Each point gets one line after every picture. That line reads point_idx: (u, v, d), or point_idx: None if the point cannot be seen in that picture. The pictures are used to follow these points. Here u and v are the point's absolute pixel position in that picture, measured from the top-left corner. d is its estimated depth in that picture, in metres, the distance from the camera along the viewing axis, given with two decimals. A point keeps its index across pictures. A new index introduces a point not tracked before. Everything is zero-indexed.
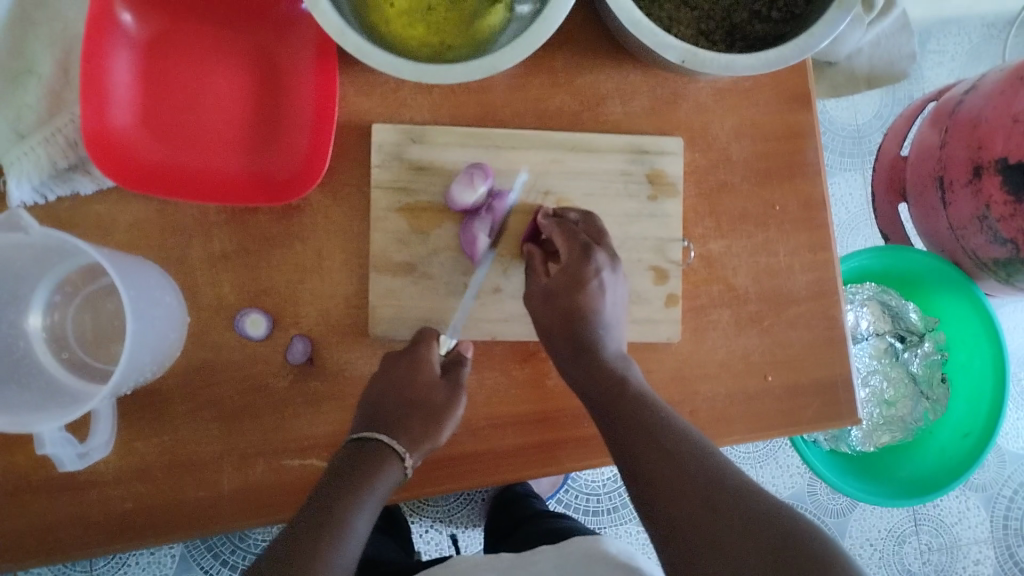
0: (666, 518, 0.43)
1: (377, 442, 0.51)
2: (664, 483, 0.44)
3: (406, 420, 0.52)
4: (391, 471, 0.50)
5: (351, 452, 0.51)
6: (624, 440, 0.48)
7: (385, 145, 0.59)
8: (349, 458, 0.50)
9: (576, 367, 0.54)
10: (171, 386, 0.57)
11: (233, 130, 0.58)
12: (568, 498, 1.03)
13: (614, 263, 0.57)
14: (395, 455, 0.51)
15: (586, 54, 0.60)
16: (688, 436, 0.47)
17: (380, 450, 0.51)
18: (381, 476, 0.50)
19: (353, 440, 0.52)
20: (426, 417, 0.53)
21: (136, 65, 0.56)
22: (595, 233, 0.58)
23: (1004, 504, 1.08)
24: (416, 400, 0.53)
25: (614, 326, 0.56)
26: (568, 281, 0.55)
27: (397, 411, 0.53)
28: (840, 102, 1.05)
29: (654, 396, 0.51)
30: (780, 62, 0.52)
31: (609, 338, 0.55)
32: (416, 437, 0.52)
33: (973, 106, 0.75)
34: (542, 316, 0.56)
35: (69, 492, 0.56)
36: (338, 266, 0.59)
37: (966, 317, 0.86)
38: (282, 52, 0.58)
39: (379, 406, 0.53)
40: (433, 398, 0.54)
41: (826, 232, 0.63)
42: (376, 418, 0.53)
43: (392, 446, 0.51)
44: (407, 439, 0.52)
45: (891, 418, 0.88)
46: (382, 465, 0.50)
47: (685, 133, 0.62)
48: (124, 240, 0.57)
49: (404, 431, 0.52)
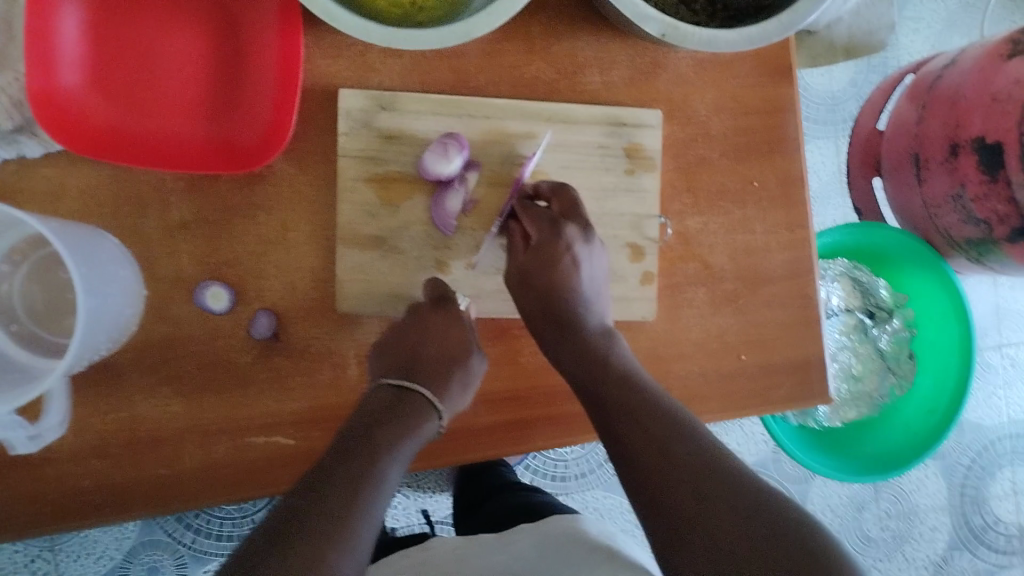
0: (646, 497, 0.42)
1: (419, 394, 0.50)
2: (641, 465, 0.43)
3: (444, 376, 0.52)
4: (429, 425, 0.49)
5: (392, 399, 0.49)
6: (609, 420, 0.47)
7: (353, 111, 0.56)
8: (390, 404, 0.49)
9: (559, 346, 0.53)
10: (126, 362, 0.55)
11: (191, 92, 0.55)
12: (536, 464, 1.02)
13: (587, 235, 0.55)
14: (434, 409, 0.50)
15: (565, 19, 0.58)
16: (668, 414, 0.46)
17: (419, 402, 0.49)
18: (420, 428, 0.48)
19: (392, 385, 0.50)
20: (460, 376, 0.53)
21: (85, 19, 0.52)
22: (568, 207, 0.56)
23: (961, 473, 1.11)
24: (457, 359, 0.53)
25: (594, 299, 0.55)
26: (540, 259, 0.54)
27: (437, 365, 0.52)
28: (816, 69, 1.04)
29: (637, 368, 0.51)
30: (765, 37, 0.50)
31: (590, 312, 0.54)
32: (452, 396, 0.52)
33: (953, 82, 0.75)
34: (520, 298, 0.54)
35: (20, 471, 0.53)
36: (303, 238, 0.57)
37: (935, 294, 0.86)
38: (243, 10, 0.54)
39: (418, 357, 0.52)
40: (469, 360, 0.53)
41: (803, 209, 0.62)
42: (415, 366, 0.51)
43: (431, 400, 0.50)
44: (444, 396, 0.51)
45: (859, 394, 0.88)
46: (421, 418, 0.49)
47: (664, 105, 0.60)
48: (75, 207, 0.54)
49: (443, 389, 0.51)
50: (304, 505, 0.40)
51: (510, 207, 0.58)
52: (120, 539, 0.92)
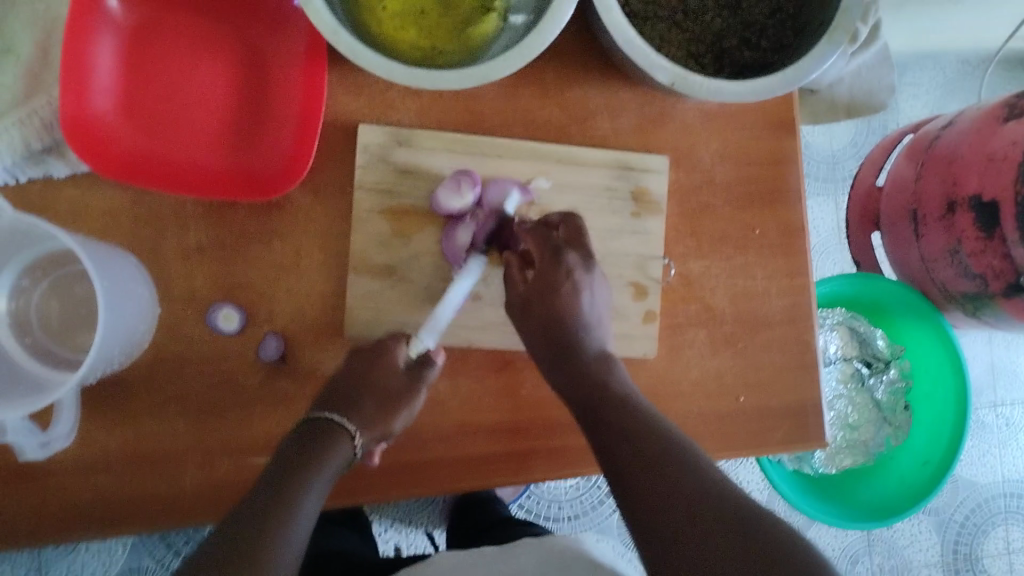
0: (645, 525, 0.42)
1: (330, 420, 0.52)
2: (639, 494, 0.44)
3: (362, 403, 0.53)
4: (342, 449, 0.51)
5: (305, 430, 0.51)
6: (608, 444, 0.47)
7: (371, 146, 0.58)
8: (303, 435, 0.51)
9: (562, 372, 0.53)
10: (136, 378, 0.56)
11: (216, 122, 0.57)
12: (530, 504, 1.03)
13: (587, 264, 0.57)
14: (346, 433, 0.52)
15: (578, 67, 0.60)
16: (667, 440, 0.46)
17: (331, 428, 0.52)
18: (333, 454, 0.51)
19: (307, 418, 0.53)
20: (382, 402, 0.54)
21: (119, 50, 0.55)
22: (573, 233, 0.57)
23: (955, 529, 1.11)
24: (379, 387, 0.54)
25: (597, 322, 0.56)
26: (540, 289, 0.55)
27: (358, 393, 0.54)
28: (816, 129, 1.07)
29: (631, 387, 0.52)
30: (768, 90, 0.52)
31: (591, 331, 0.56)
32: (371, 419, 0.54)
33: (950, 141, 0.77)
34: (521, 327, 0.56)
35: (25, 481, 0.54)
36: (316, 265, 0.58)
37: (932, 347, 0.88)
38: (271, 46, 0.57)
39: (337, 391, 0.54)
40: (394, 387, 0.55)
41: (803, 258, 0.64)
42: (330, 398, 0.54)
43: (343, 425, 0.52)
44: (359, 420, 0.53)
45: (855, 442, 0.89)
46: (333, 443, 0.51)
47: (671, 152, 0.62)
48: (97, 227, 0.55)
49: (358, 414, 0.53)
50: (214, 543, 0.42)
51: (494, 221, 0.59)
52: (108, 562, 0.92)
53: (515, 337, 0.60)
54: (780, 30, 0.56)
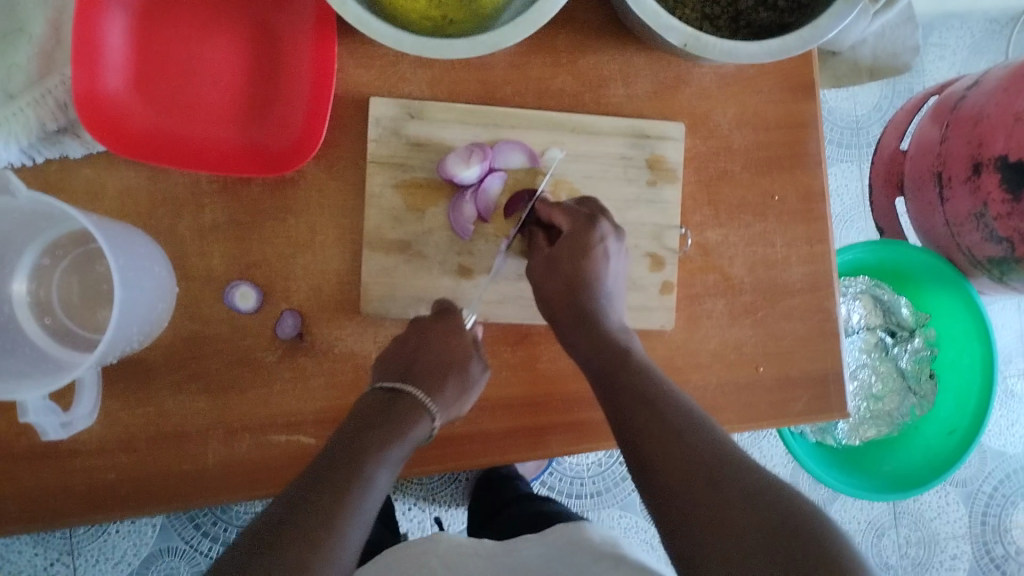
0: (660, 489, 0.42)
1: (410, 395, 0.50)
2: (654, 454, 0.44)
3: (442, 380, 0.52)
4: (422, 427, 0.49)
5: (383, 401, 0.50)
6: (625, 412, 0.47)
7: (383, 119, 0.58)
8: (381, 406, 0.49)
9: (576, 339, 0.53)
10: (157, 357, 0.56)
11: (227, 99, 0.57)
12: (553, 481, 1.03)
13: (618, 233, 0.56)
14: (426, 410, 0.50)
15: (590, 34, 0.59)
16: (688, 413, 0.46)
17: (412, 403, 0.50)
18: (413, 429, 0.48)
19: (384, 388, 0.51)
20: (457, 381, 0.53)
21: (130, 27, 0.55)
22: (597, 207, 0.57)
23: (983, 500, 1.09)
24: (454, 362, 0.53)
25: (610, 301, 0.55)
26: (569, 248, 0.54)
27: (434, 367, 0.52)
28: (839, 94, 1.05)
29: (647, 361, 0.51)
30: (785, 51, 0.51)
31: (609, 306, 0.55)
32: (447, 398, 0.52)
33: (977, 101, 0.75)
34: (545, 284, 0.55)
35: (50, 460, 0.55)
36: (331, 241, 0.58)
37: (957, 315, 0.86)
38: (280, 21, 0.56)
39: (415, 363, 0.52)
40: (469, 366, 0.54)
41: (824, 224, 0.63)
42: (409, 371, 0.52)
43: (424, 402, 0.50)
44: (437, 398, 0.51)
45: (878, 412, 0.88)
46: (413, 420, 0.49)
47: (687, 119, 0.61)
48: (114, 207, 0.56)
49: (439, 390, 0.51)
50: (291, 510, 0.41)
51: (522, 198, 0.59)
52: (139, 544, 0.94)
53: (532, 310, 0.60)
54: None
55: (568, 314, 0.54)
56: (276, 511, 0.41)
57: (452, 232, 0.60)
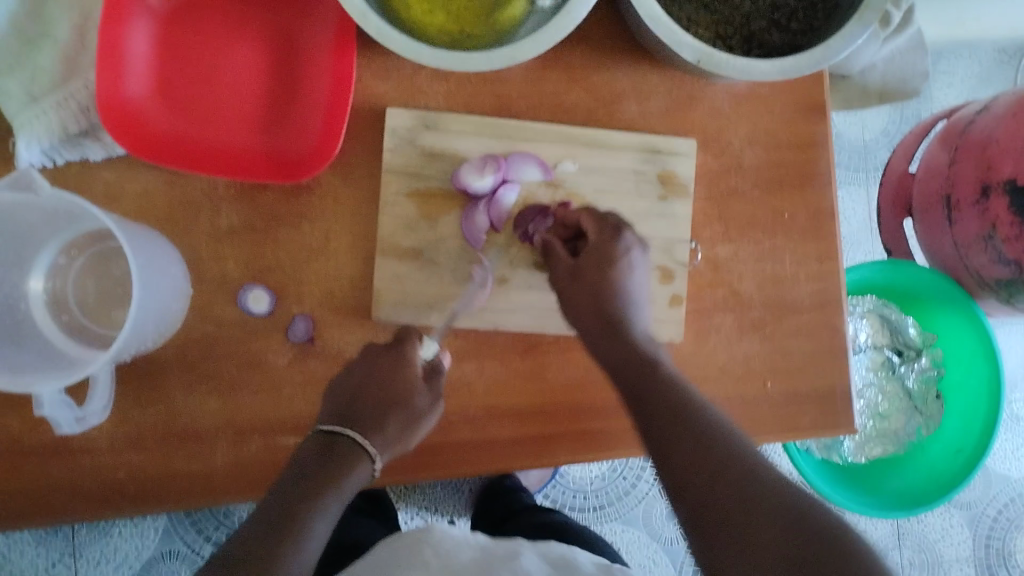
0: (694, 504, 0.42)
1: (347, 438, 0.49)
2: (683, 463, 0.44)
3: (383, 419, 0.51)
4: (361, 472, 0.48)
5: (320, 446, 0.48)
6: (651, 422, 0.48)
7: (398, 129, 0.59)
8: (317, 452, 0.48)
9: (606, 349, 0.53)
10: (169, 359, 0.57)
11: (247, 106, 0.57)
12: (555, 494, 1.03)
13: (644, 244, 0.56)
14: (366, 454, 0.49)
15: (604, 50, 0.60)
16: (717, 426, 0.46)
17: (348, 447, 0.49)
18: (350, 475, 0.47)
19: (323, 432, 0.49)
20: (399, 420, 0.52)
21: (153, 35, 0.56)
22: (624, 214, 0.57)
23: (987, 524, 1.09)
24: (398, 402, 0.52)
25: (639, 308, 0.55)
26: (597, 260, 0.54)
27: (375, 410, 0.51)
28: (849, 115, 1.05)
29: (671, 367, 0.51)
30: (796, 72, 0.52)
31: (637, 314, 0.55)
32: (388, 438, 0.51)
33: (985, 125, 0.75)
34: (570, 292, 0.55)
35: (62, 457, 0.56)
36: (344, 247, 0.59)
37: (963, 335, 0.86)
38: (301, 31, 0.57)
39: (356, 401, 0.51)
40: (411, 401, 0.53)
41: (833, 242, 0.63)
42: (350, 413, 0.50)
43: (362, 444, 0.49)
44: (379, 440, 0.50)
45: (885, 431, 0.88)
46: (350, 465, 0.48)
47: (698, 135, 0.62)
48: (132, 209, 0.57)
49: (378, 431, 0.50)
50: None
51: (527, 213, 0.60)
52: (141, 547, 0.94)
53: (542, 320, 0.60)
54: (812, 11, 0.55)
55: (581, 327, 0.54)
56: (209, 573, 0.40)
57: (464, 241, 0.61)
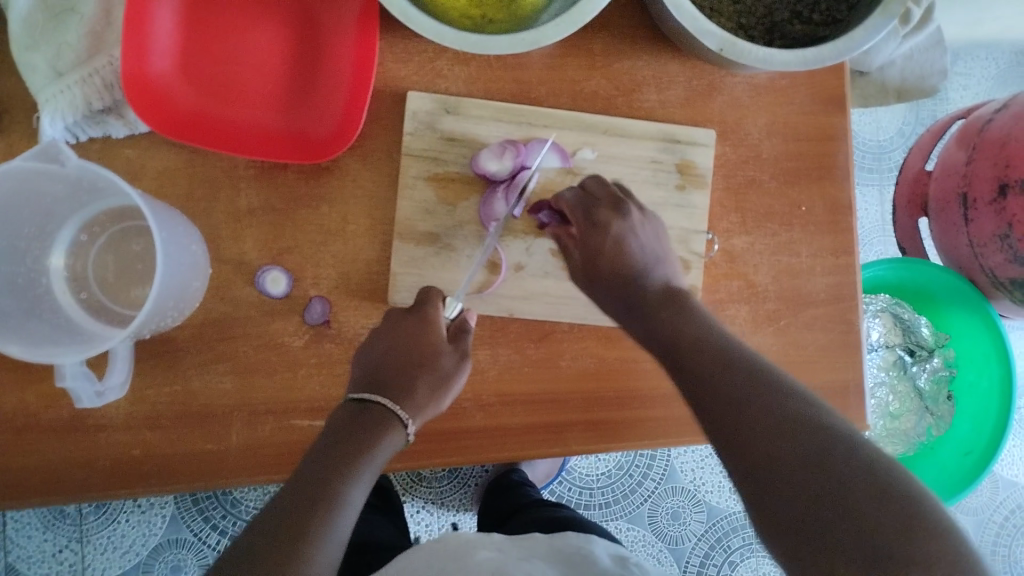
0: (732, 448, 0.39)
1: (377, 405, 0.48)
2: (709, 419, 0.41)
3: (413, 384, 0.50)
4: (395, 437, 0.47)
5: (351, 414, 0.47)
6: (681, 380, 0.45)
7: (419, 112, 0.59)
8: (348, 419, 0.47)
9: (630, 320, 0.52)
10: (185, 338, 0.57)
11: (269, 87, 0.58)
12: (561, 490, 1.03)
13: (645, 214, 0.57)
14: (396, 419, 0.48)
15: (625, 38, 0.60)
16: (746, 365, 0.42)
17: (380, 414, 0.47)
18: (383, 442, 0.46)
19: (352, 401, 0.48)
20: (431, 381, 0.50)
21: (178, 14, 0.56)
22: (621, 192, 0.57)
23: (994, 530, 1.08)
24: (425, 363, 0.50)
25: (655, 261, 0.54)
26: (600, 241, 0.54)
27: (401, 371, 0.50)
28: (864, 116, 1.05)
29: (709, 318, 0.48)
30: (818, 61, 0.52)
31: (655, 264, 0.54)
32: (420, 402, 0.50)
33: (1004, 124, 0.75)
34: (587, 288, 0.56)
35: (77, 433, 0.56)
36: (362, 230, 0.59)
37: (976, 335, 0.85)
38: (325, 13, 0.58)
39: (382, 368, 0.50)
40: (438, 362, 0.51)
41: (849, 236, 0.63)
42: (377, 379, 0.49)
43: (393, 410, 0.48)
44: (409, 405, 0.49)
45: (895, 431, 0.88)
46: (383, 431, 0.47)
47: (717, 126, 0.62)
48: (152, 187, 0.57)
49: (408, 397, 0.49)
50: (254, 549, 0.39)
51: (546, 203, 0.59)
52: (147, 535, 0.95)
53: (557, 307, 0.61)
54: (834, 3, 0.54)
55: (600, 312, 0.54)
56: (240, 548, 0.39)
57: (480, 226, 0.61)
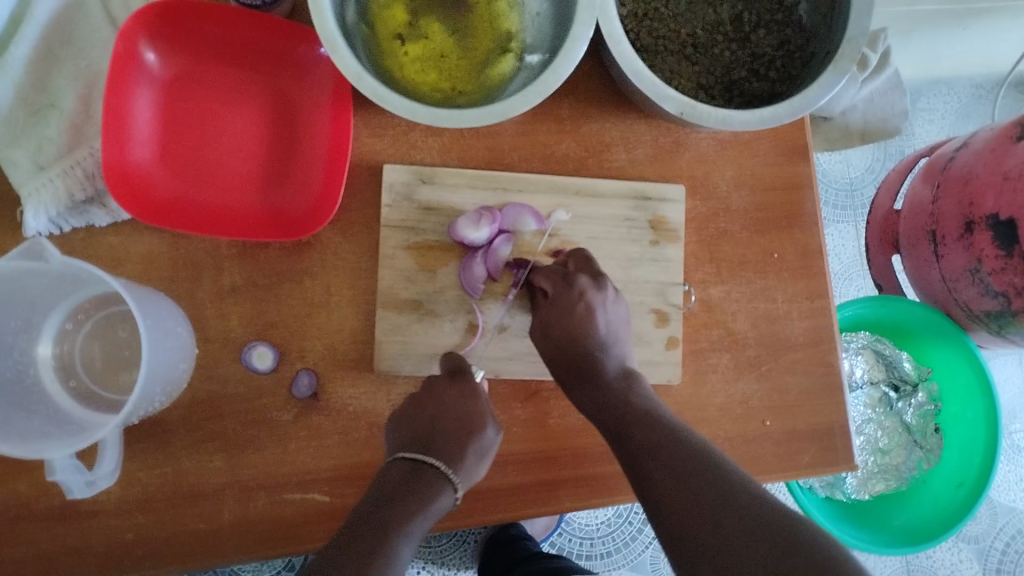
0: (676, 529, 0.44)
1: (431, 467, 0.51)
2: (666, 492, 0.46)
3: (464, 449, 0.52)
4: (444, 499, 0.50)
5: (404, 474, 0.50)
6: (637, 455, 0.49)
7: (395, 184, 0.60)
8: (402, 479, 0.49)
9: (586, 396, 0.55)
10: (175, 418, 0.57)
11: (248, 167, 0.59)
12: (561, 542, 1.03)
13: (599, 283, 0.58)
14: (447, 481, 0.50)
15: (591, 102, 0.62)
16: (702, 452, 0.47)
17: (433, 476, 0.50)
18: (435, 502, 0.49)
19: (406, 459, 0.51)
20: (477, 448, 0.53)
21: (156, 103, 0.58)
22: (582, 262, 0.59)
23: (996, 557, 1.08)
24: (472, 428, 0.53)
25: (614, 339, 0.57)
26: (557, 312, 0.57)
27: (455, 438, 0.52)
28: (833, 155, 1.08)
29: (654, 403, 0.54)
30: (776, 118, 0.53)
31: (610, 342, 0.57)
32: (467, 468, 0.52)
33: (965, 162, 0.77)
34: (543, 349, 0.57)
35: (68, 521, 0.56)
36: (345, 301, 0.60)
37: (958, 368, 0.87)
38: (299, 94, 0.60)
39: (435, 434, 0.52)
40: (484, 430, 0.54)
41: (823, 280, 0.65)
42: (430, 442, 0.52)
43: (446, 473, 0.51)
44: (459, 468, 0.52)
45: (886, 467, 0.88)
46: (435, 492, 0.49)
47: (686, 180, 0.64)
48: (137, 272, 0.58)
49: (459, 461, 0.52)
50: None
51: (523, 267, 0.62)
52: None
53: (540, 367, 0.61)
54: (789, 60, 0.57)
55: (574, 373, 0.56)
56: None
57: (460, 289, 0.62)
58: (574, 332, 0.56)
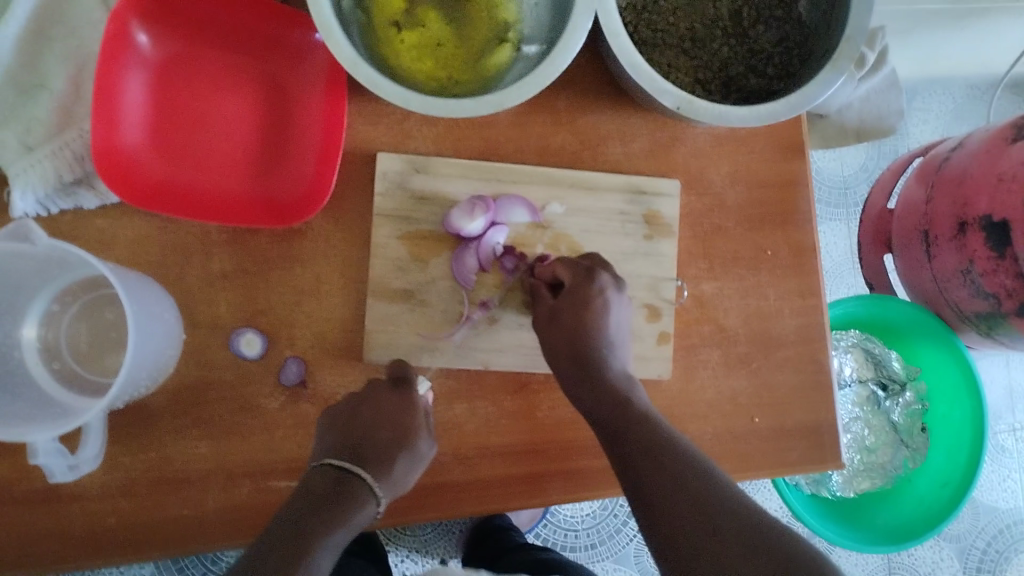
0: (666, 535, 0.44)
1: (357, 477, 0.50)
2: (658, 497, 0.46)
3: (389, 459, 0.52)
4: (367, 510, 0.49)
5: (329, 482, 0.49)
6: (631, 458, 0.49)
7: (389, 173, 0.60)
8: (327, 488, 0.49)
9: (580, 389, 0.55)
10: (160, 404, 0.57)
11: (240, 152, 0.59)
12: (546, 533, 1.03)
13: (619, 285, 0.58)
14: (371, 493, 0.50)
15: (588, 95, 0.62)
16: (691, 460, 0.47)
17: (357, 486, 0.50)
18: (357, 514, 0.48)
19: (332, 466, 0.50)
20: (406, 460, 0.53)
21: (149, 86, 0.57)
22: (597, 262, 0.59)
23: (977, 555, 1.09)
24: (404, 443, 0.53)
25: (619, 336, 0.57)
26: (567, 300, 0.56)
27: (383, 449, 0.52)
28: (827, 154, 1.08)
29: (647, 405, 0.53)
30: (774, 115, 0.53)
31: (615, 340, 0.57)
32: (394, 479, 0.52)
33: (959, 164, 0.77)
34: (545, 338, 0.57)
35: (50, 505, 0.55)
36: (335, 289, 0.59)
37: (946, 367, 0.87)
38: (293, 79, 0.59)
39: (367, 438, 0.52)
40: (417, 445, 0.54)
41: (815, 279, 0.65)
42: (359, 450, 0.52)
43: (370, 484, 0.50)
44: (384, 479, 0.51)
45: (872, 465, 0.89)
46: (358, 504, 0.49)
47: (681, 175, 0.63)
48: (126, 255, 0.57)
49: (385, 473, 0.51)
50: None
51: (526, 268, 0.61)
52: None
53: (533, 358, 0.61)
54: (787, 57, 0.56)
55: (568, 365, 0.56)
56: None
57: (452, 279, 0.61)
58: (574, 324, 0.56)
